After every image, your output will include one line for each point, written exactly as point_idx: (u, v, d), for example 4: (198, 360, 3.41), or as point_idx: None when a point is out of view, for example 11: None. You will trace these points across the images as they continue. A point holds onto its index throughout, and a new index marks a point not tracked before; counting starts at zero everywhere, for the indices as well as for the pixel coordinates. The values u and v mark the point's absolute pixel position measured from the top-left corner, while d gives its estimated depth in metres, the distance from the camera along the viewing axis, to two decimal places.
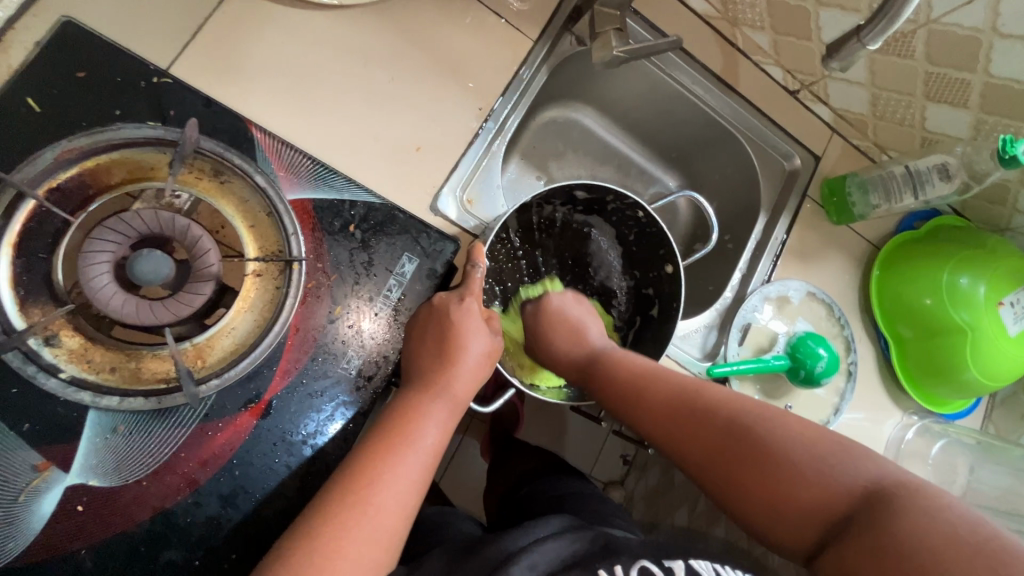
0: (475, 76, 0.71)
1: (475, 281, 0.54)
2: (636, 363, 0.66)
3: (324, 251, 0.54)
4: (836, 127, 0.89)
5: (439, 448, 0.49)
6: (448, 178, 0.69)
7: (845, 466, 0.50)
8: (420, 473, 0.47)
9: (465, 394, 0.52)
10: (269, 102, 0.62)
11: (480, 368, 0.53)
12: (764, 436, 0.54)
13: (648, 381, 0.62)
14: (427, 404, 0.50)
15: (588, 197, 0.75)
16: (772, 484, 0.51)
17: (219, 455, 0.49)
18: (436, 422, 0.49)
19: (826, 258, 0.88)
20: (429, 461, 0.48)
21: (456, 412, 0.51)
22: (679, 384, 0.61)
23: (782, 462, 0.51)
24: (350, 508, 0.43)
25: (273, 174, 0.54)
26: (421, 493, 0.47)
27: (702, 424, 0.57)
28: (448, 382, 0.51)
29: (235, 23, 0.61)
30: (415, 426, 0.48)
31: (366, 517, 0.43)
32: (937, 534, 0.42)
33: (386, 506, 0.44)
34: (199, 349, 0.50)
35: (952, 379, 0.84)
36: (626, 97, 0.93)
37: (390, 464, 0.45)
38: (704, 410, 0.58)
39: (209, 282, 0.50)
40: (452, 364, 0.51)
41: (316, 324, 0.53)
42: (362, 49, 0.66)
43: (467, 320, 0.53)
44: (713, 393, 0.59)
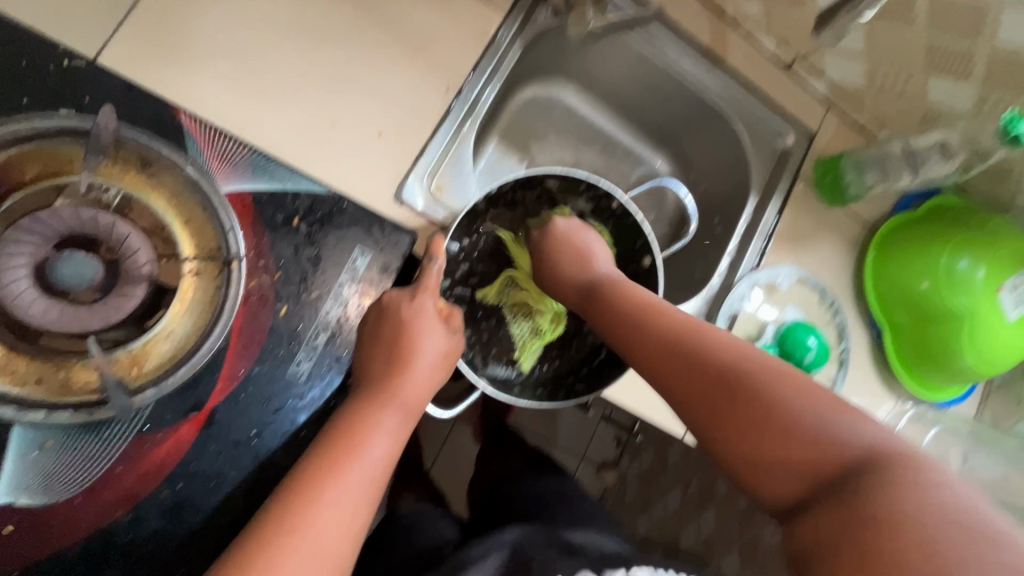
0: (440, 53, 0.66)
1: (432, 276, 0.50)
2: (640, 296, 0.60)
3: (267, 247, 0.50)
4: (832, 101, 0.84)
5: (388, 461, 0.45)
6: (413, 165, 0.65)
7: (835, 424, 0.45)
8: (365, 490, 0.43)
9: (418, 399, 0.48)
10: (212, 86, 0.57)
11: (436, 372, 0.50)
12: (757, 375, 0.49)
13: (647, 317, 0.57)
14: (377, 412, 0.46)
15: (561, 184, 0.71)
16: (761, 421, 0.46)
17: (160, 467, 0.46)
18: (386, 432, 0.46)
19: (819, 242, 0.84)
20: (377, 475, 0.44)
21: (411, 419, 0.48)
22: (680, 323, 0.55)
23: (777, 412, 0.46)
24: (289, 529, 0.40)
25: (206, 164, 0.49)
26: (373, 508, 0.44)
27: (694, 362, 0.52)
28: (400, 387, 0.47)
29: (172, 0, 0.56)
30: (362, 438, 0.45)
31: (306, 539, 0.40)
32: (936, 508, 0.37)
33: (333, 523, 0.41)
34: (134, 357, 0.46)
35: (947, 366, 0.81)
36: (610, 74, 0.87)
37: (332, 480, 0.42)
38: (694, 337, 0.54)
39: (143, 285, 0.46)
40: (404, 367, 0.48)
41: (262, 325, 0.49)
42: (315, 26, 0.61)
43: (417, 317, 0.49)
44: (709, 334, 0.54)
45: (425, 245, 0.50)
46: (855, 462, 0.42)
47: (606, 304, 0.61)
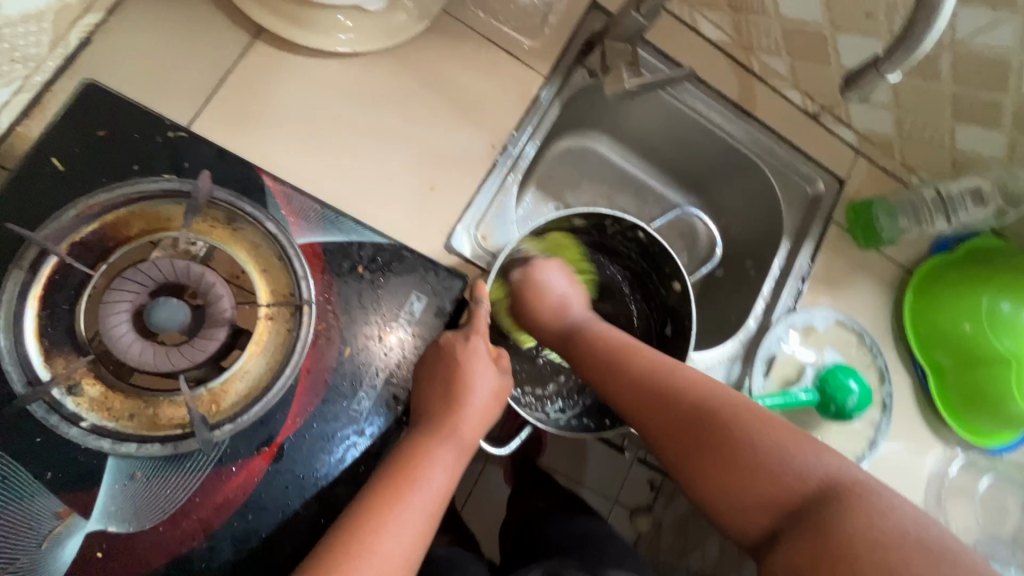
0: (486, 114, 0.73)
1: (481, 319, 0.54)
2: (616, 338, 0.64)
3: (334, 293, 0.53)
4: (860, 148, 0.87)
5: (443, 497, 0.48)
6: (461, 216, 0.70)
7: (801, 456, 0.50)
8: (422, 524, 0.46)
9: (472, 436, 0.51)
10: (288, 149, 0.65)
11: (489, 409, 0.53)
12: (736, 430, 0.53)
13: (627, 356, 0.61)
14: (433, 448, 0.49)
15: (586, 222, 0.74)
16: (746, 456, 0.51)
17: (234, 498, 0.49)
18: (442, 465, 0.49)
19: (855, 284, 0.85)
20: (432, 510, 0.47)
21: (463, 455, 0.51)
22: (665, 372, 0.58)
23: (742, 448, 0.51)
24: (355, 556, 0.43)
25: (283, 219, 0.53)
26: (427, 539, 0.47)
27: (668, 403, 0.56)
28: (456, 425, 0.50)
29: (258, 78, 0.64)
30: (421, 471, 0.48)
31: (370, 568, 0.43)
32: (895, 536, 0.44)
33: (394, 549, 0.44)
34: (213, 394, 0.51)
35: (999, 413, 0.80)
36: (643, 126, 0.92)
37: (394, 513, 0.45)
38: (675, 401, 0.56)
39: (223, 327, 0.51)
40: (459, 406, 0.51)
41: (327, 365, 0.52)
42: (377, 93, 0.69)
43: (475, 354, 0.53)
44: (690, 371, 0.58)
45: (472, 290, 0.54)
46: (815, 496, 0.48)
47: (597, 359, 0.62)
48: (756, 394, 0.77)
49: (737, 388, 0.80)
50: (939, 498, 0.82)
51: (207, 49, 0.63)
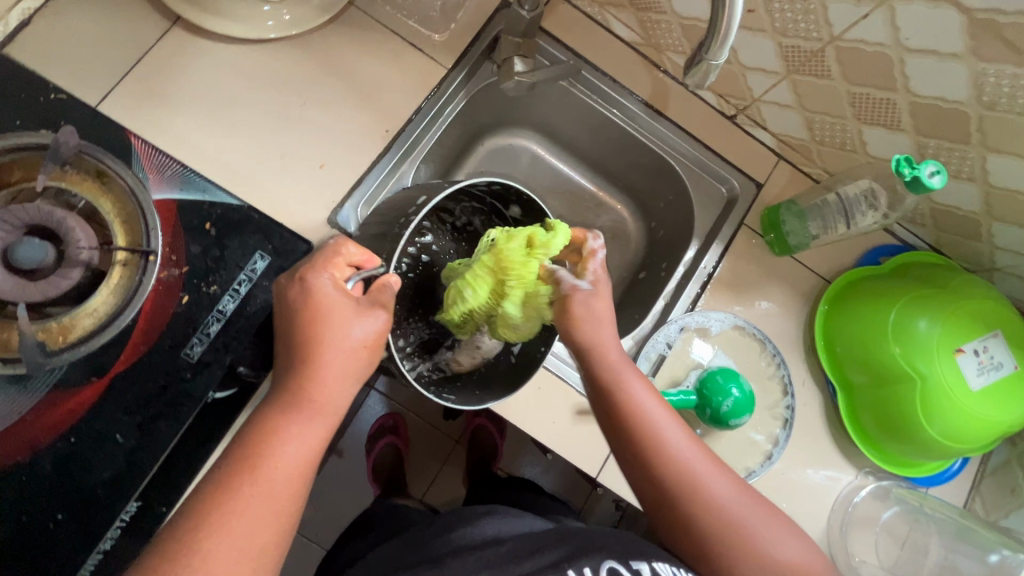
0: (385, 101, 0.77)
1: (333, 262, 0.55)
2: (635, 403, 0.58)
3: (180, 245, 0.59)
4: (781, 152, 0.84)
5: (303, 471, 0.47)
6: (349, 194, 0.74)
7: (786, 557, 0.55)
8: (284, 502, 0.46)
9: (336, 398, 0.50)
10: (186, 121, 0.70)
11: (353, 359, 0.51)
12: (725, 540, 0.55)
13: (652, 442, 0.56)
14: (289, 421, 0.48)
15: (518, 215, 0.74)
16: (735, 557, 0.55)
17: (62, 421, 0.54)
18: (298, 434, 0.48)
19: (763, 291, 0.82)
20: (292, 487, 0.46)
21: (329, 418, 0.50)
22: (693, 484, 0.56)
23: (704, 532, 0.55)
24: (204, 532, 0.42)
25: (144, 176, 0.60)
26: (294, 510, 0.46)
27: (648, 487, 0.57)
28: (311, 395, 0.49)
29: (167, 57, 0.70)
30: (276, 442, 0.47)
31: (223, 542, 0.42)
32: None
33: (252, 521, 0.44)
34: (62, 327, 0.55)
35: (910, 438, 0.74)
36: (569, 125, 0.93)
37: (247, 485, 0.45)
38: (698, 506, 0.55)
39: (78, 268, 0.56)
40: (314, 366, 0.50)
41: (165, 310, 0.58)
42: (280, 76, 0.74)
43: (323, 302, 0.51)
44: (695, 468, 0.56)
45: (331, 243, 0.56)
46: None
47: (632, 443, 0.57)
48: None
49: None
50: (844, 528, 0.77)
51: (123, 32, 0.69)
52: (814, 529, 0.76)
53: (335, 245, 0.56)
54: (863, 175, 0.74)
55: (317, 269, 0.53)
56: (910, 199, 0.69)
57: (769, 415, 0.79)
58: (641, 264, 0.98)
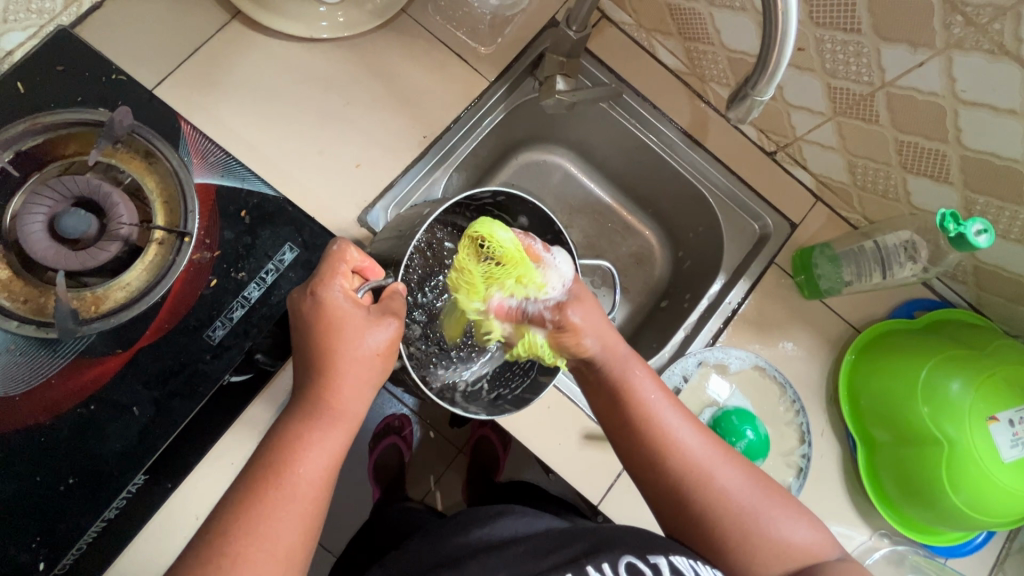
0: (426, 108, 0.78)
1: (333, 268, 0.53)
2: (641, 391, 0.59)
3: (215, 230, 0.61)
4: (819, 194, 0.82)
5: (326, 476, 0.48)
6: (381, 195, 0.76)
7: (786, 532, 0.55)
8: (309, 505, 0.46)
9: (354, 405, 0.51)
10: (234, 111, 0.72)
11: (371, 365, 0.52)
12: (724, 514, 0.55)
13: (659, 423, 0.58)
14: (310, 427, 0.49)
15: (529, 227, 0.75)
16: (732, 533, 0.55)
17: (83, 388, 0.56)
18: (320, 441, 0.48)
19: (788, 334, 0.80)
20: (315, 489, 0.47)
21: (348, 425, 0.51)
22: (692, 462, 0.57)
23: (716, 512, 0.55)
24: (235, 539, 0.43)
25: (189, 161, 0.62)
26: (320, 516, 0.47)
27: (665, 474, 0.57)
28: (328, 400, 0.50)
29: (224, 48, 0.73)
30: (298, 448, 0.47)
31: (254, 549, 0.43)
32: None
33: (284, 526, 0.44)
34: (96, 297, 0.57)
35: (933, 505, 0.70)
36: (605, 146, 0.93)
37: (273, 491, 0.45)
38: (705, 486, 0.56)
39: (116, 242, 0.58)
40: (330, 375, 0.50)
41: (193, 291, 0.59)
42: (328, 75, 0.76)
43: (338, 314, 0.51)
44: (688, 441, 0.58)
45: (336, 248, 0.54)
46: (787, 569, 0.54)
47: (630, 421, 0.59)
48: None
49: None
50: None
51: (186, 21, 0.73)
52: None
53: (337, 256, 0.54)
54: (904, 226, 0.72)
55: (328, 286, 0.52)
56: (953, 254, 0.66)
57: (783, 463, 0.76)
58: (664, 292, 0.96)
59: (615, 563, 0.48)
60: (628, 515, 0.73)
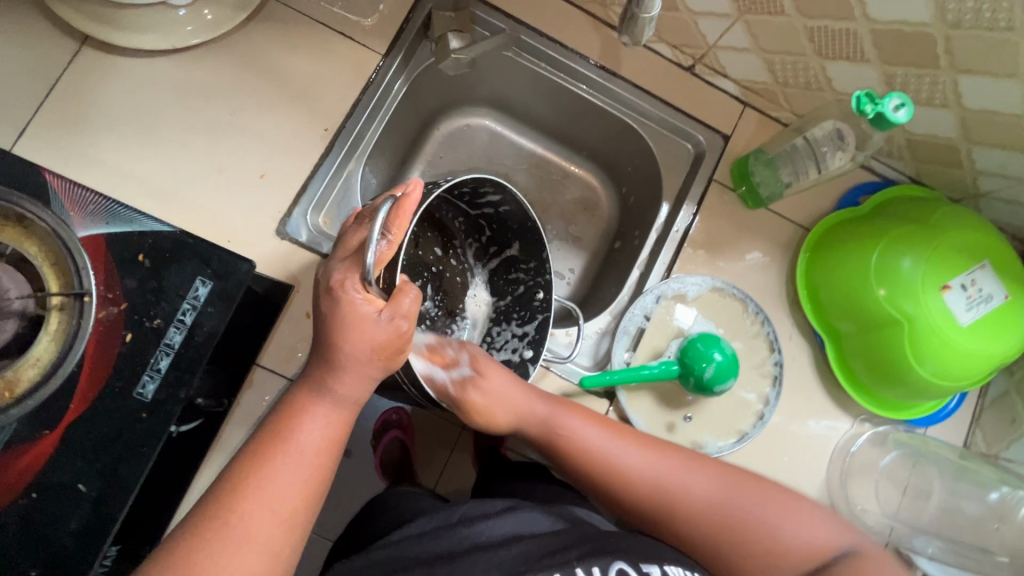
0: (319, 98, 0.73)
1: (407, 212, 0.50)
2: (580, 440, 0.62)
3: (116, 282, 0.56)
4: (746, 99, 0.80)
5: (327, 447, 0.47)
6: (296, 201, 0.70)
7: (787, 528, 0.55)
8: (309, 483, 0.46)
9: (354, 392, 0.49)
10: (111, 147, 0.66)
11: (375, 356, 0.49)
12: (709, 533, 0.56)
13: (611, 472, 0.60)
14: (312, 403, 0.48)
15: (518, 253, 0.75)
16: (736, 551, 0.55)
17: (18, 479, 0.52)
18: (321, 423, 0.48)
19: (740, 249, 0.79)
20: (315, 468, 0.46)
21: (348, 408, 0.49)
22: (652, 489, 0.58)
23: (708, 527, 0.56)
24: (229, 514, 0.43)
25: (65, 214, 0.56)
26: (317, 494, 0.47)
27: (633, 511, 0.59)
28: (334, 381, 0.48)
29: (82, 80, 0.66)
30: (297, 425, 0.47)
31: (244, 525, 0.43)
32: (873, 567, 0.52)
33: (278, 500, 0.44)
34: (8, 382, 0.53)
35: (904, 383, 0.71)
36: (523, 96, 0.88)
37: (274, 465, 0.45)
38: (677, 514, 0.57)
39: (12, 319, 0.54)
40: (335, 359, 0.48)
41: (110, 351, 0.56)
42: (205, 85, 0.70)
43: (350, 315, 0.47)
44: (653, 474, 0.59)
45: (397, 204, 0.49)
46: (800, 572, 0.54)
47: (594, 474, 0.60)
48: (614, 369, 0.74)
49: (604, 364, 0.77)
50: (844, 476, 0.76)
51: (31, 60, 0.65)
52: (814, 480, 0.75)
53: (399, 209, 0.50)
54: (831, 115, 0.70)
55: (352, 278, 0.48)
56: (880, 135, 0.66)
57: (757, 374, 0.77)
58: (616, 233, 0.94)
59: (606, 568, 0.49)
60: None
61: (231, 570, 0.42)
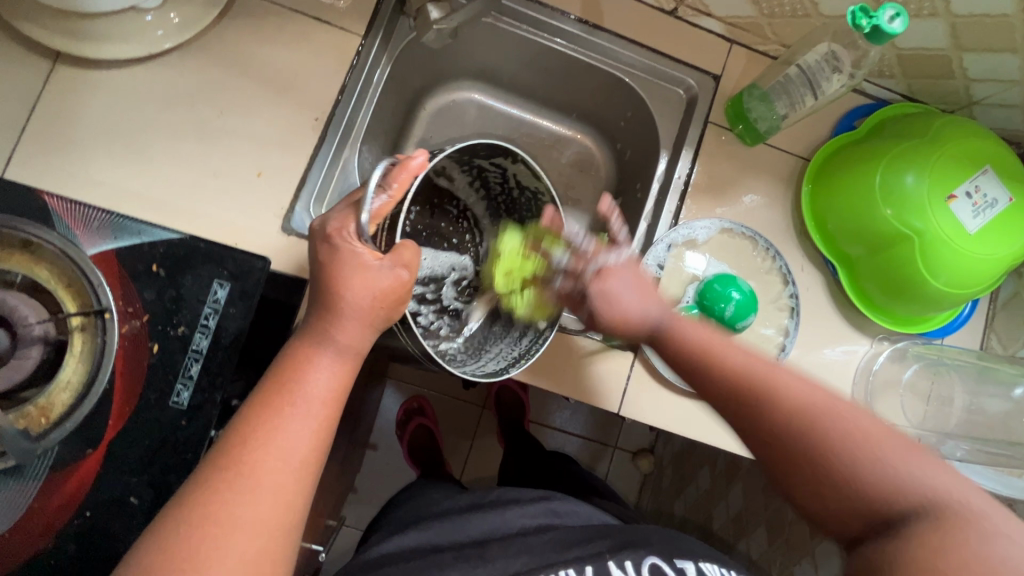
0: (305, 87, 0.71)
1: (409, 171, 0.52)
2: (699, 334, 0.57)
3: (134, 296, 0.56)
4: (732, 36, 0.79)
5: (333, 397, 0.47)
6: (297, 194, 0.69)
7: (913, 477, 0.44)
8: (316, 427, 0.45)
9: (356, 340, 0.49)
10: (102, 163, 0.65)
11: (372, 306, 0.49)
12: (802, 429, 0.48)
13: (710, 355, 0.54)
14: (311, 354, 0.48)
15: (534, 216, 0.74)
16: (824, 478, 0.46)
17: (71, 499, 0.53)
18: (324, 371, 0.47)
19: (743, 187, 0.79)
20: (322, 415, 0.46)
21: (351, 358, 0.49)
22: (745, 359, 0.53)
23: (823, 460, 0.46)
24: (237, 460, 0.42)
25: (70, 234, 0.55)
26: (324, 445, 0.46)
27: (710, 360, 0.54)
28: (336, 328, 0.48)
29: (63, 98, 0.65)
30: (301, 374, 0.47)
31: (248, 473, 0.42)
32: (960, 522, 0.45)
33: (287, 443, 0.44)
34: (42, 408, 0.53)
35: (919, 297, 0.72)
36: (507, 62, 0.87)
37: (279, 410, 0.44)
38: (772, 394, 0.50)
39: (36, 345, 0.53)
40: (333, 308, 0.48)
41: (140, 364, 0.56)
42: (187, 88, 0.68)
43: (348, 261, 0.49)
44: (791, 394, 0.50)
45: (401, 163, 0.53)
46: (913, 503, 0.43)
47: (704, 378, 0.54)
48: None
49: None
50: (868, 394, 0.78)
51: (7, 85, 0.64)
52: None
53: (401, 167, 0.52)
54: (821, 40, 0.69)
55: (350, 226, 0.50)
56: (874, 50, 0.65)
57: (774, 308, 0.78)
58: (617, 190, 0.93)
59: (641, 561, 0.50)
60: (650, 409, 0.73)
61: (244, 516, 0.41)
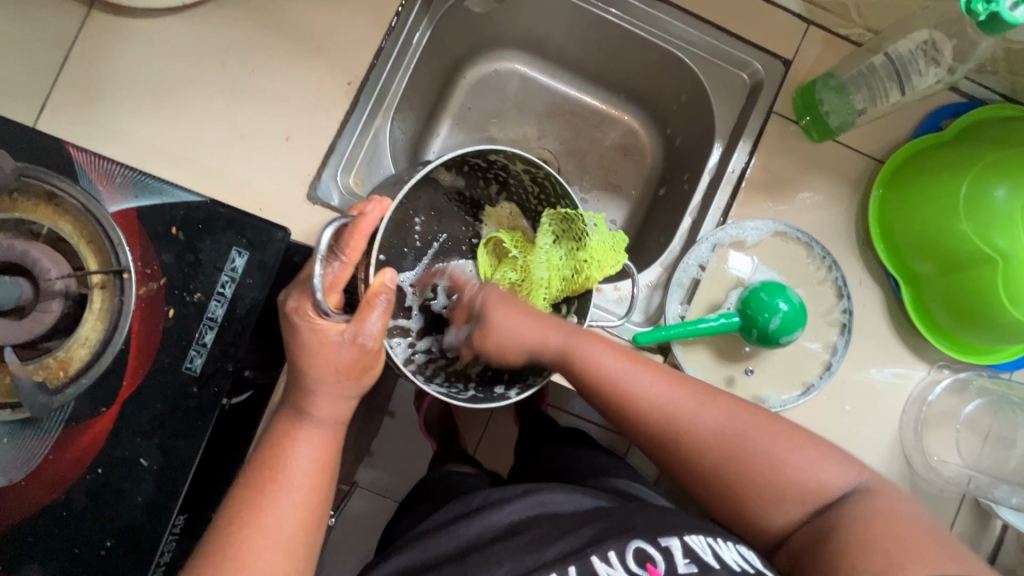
0: (339, 48, 0.67)
1: (363, 229, 0.51)
2: (603, 365, 0.57)
3: (153, 257, 0.55)
4: (810, 16, 0.71)
5: (317, 465, 0.51)
6: (326, 160, 0.67)
7: (786, 460, 0.52)
8: (309, 491, 0.50)
9: (331, 411, 0.52)
10: (131, 117, 0.63)
11: (342, 378, 0.51)
12: (704, 463, 0.54)
13: (620, 392, 0.57)
14: (294, 427, 0.51)
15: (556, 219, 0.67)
16: (738, 490, 0.53)
17: (84, 454, 0.53)
18: (308, 441, 0.51)
19: (803, 187, 0.72)
20: (312, 478, 0.50)
21: (331, 426, 0.52)
22: (661, 420, 0.56)
23: (728, 478, 0.53)
24: (244, 533, 0.47)
25: (94, 190, 0.54)
26: (318, 506, 0.50)
27: (637, 416, 0.57)
28: (311, 403, 0.51)
29: (96, 48, 0.63)
30: (285, 449, 0.50)
31: (257, 540, 0.46)
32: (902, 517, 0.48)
33: (283, 514, 0.48)
34: (61, 361, 0.53)
35: (993, 325, 0.64)
36: (555, 32, 0.81)
37: (273, 486, 0.48)
38: (686, 441, 0.55)
39: (56, 299, 0.52)
40: (308, 385, 0.51)
41: (155, 326, 0.55)
42: (220, 43, 0.65)
43: (311, 339, 0.50)
44: (680, 403, 0.56)
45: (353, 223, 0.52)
46: (799, 496, 0.51)
47: (612, 409, 0.58)
48: (668, 323, 0.69)
49: (657, 318, 0.73)
50: (917, 426, 0.71)
51: (43, 31, 0.62)
52: (886, 431, 0.70)
53: (354, 229, 0.51)
54: (918, 25, 0.61)
55: (306, 305, 0.50)
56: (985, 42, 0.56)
57: (824, 322, 0.72)
58: (661, 178, 0.87)
59: (628, 550, 0.47)
60: None
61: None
